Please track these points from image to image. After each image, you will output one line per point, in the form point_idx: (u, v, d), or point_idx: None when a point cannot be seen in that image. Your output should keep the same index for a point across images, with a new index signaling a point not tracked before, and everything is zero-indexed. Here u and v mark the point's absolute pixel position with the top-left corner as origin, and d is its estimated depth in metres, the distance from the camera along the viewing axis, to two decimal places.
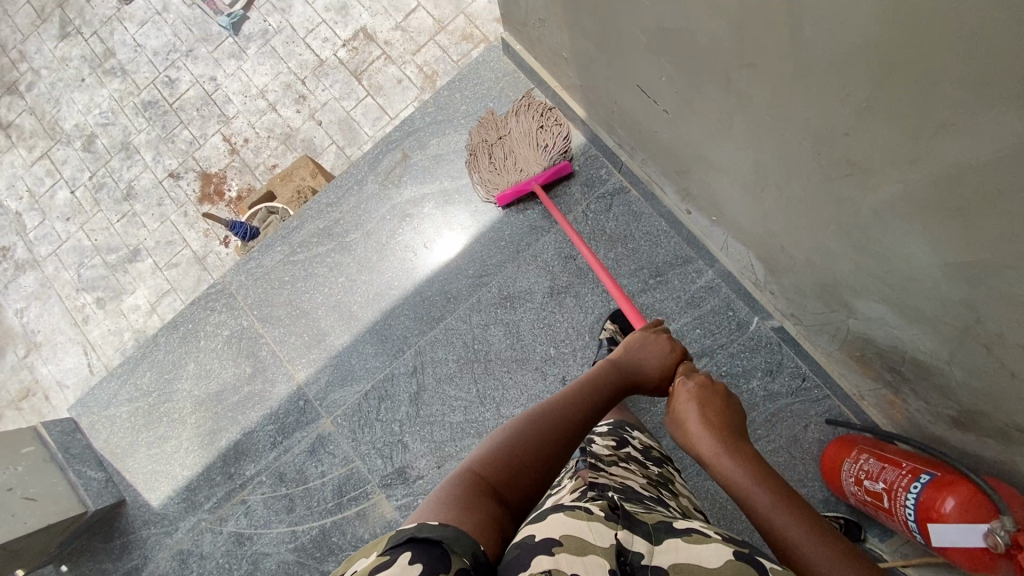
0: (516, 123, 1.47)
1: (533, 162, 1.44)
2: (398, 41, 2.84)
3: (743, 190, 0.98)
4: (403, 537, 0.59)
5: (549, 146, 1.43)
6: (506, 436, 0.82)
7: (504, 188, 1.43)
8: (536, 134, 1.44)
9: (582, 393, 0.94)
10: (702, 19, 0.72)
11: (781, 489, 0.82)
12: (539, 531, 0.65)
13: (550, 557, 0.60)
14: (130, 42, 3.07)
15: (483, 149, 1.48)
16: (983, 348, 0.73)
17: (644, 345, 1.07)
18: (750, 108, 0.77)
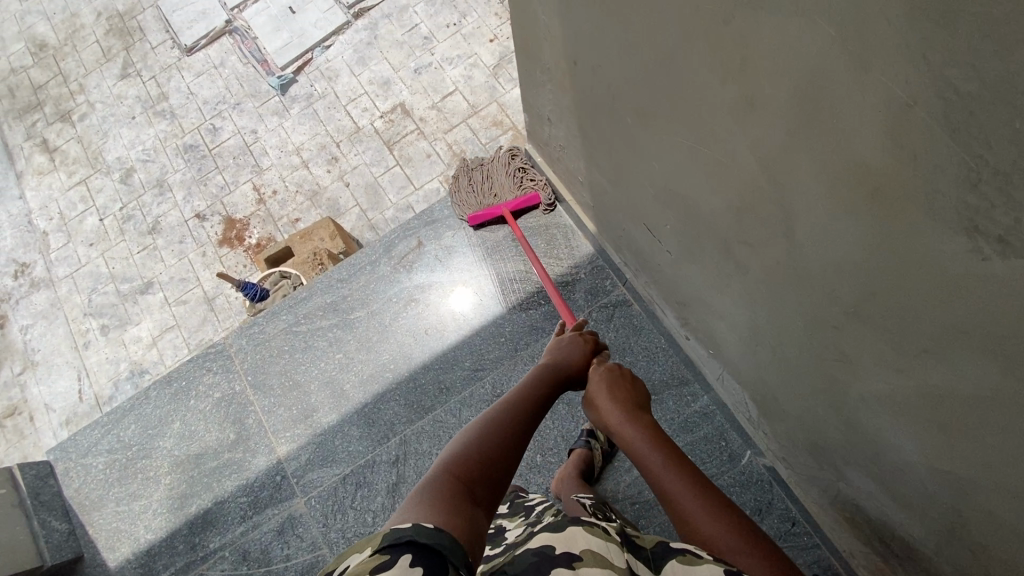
0: (494, 160, 1.66)
1: (507, 191, 1.61)
2: (433, 118, 3.01)
3: (739, 338, 0.99)
4: (405, 539, 0.61)
5: (522, 184, 1.60)
6: (480, 437, 0.82)
7: (476, 209, 1.59)
8: (510, 170, 1.63)
9: (534, 391, 0.94)
10: (704, 193, 0.76)
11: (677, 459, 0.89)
12: (556, 542, 0.71)
13: (573, 570, 0.67)
14: (184, 89, 3.29)
15: (462, 179, 1.65)
16: (971, 553, 0.71)
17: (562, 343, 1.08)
18: (747, 276, 0.80)
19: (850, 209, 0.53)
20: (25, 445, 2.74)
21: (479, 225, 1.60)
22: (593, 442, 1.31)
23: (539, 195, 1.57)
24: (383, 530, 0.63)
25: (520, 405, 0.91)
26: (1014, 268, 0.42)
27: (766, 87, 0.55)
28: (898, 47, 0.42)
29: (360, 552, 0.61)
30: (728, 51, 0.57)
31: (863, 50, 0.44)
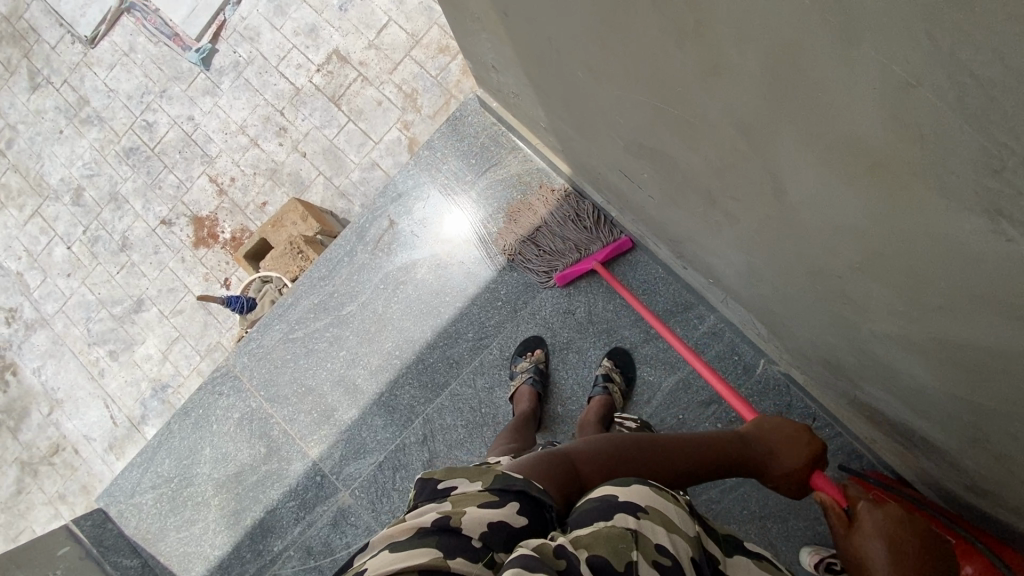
0: (556, 207, 1.43)
1: (587, 242, 1.40)
2: (374, 60, 2.75)
3: (737, 273, 0.95)
4: (517, 489, 0.63)
5: (601, 222, 1.39)
6: (612, 440, 0.81)
7: (564, 273, 1.39)
8: (579, 210, 1.41)
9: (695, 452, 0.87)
10: (680, 149, 0.69)
11: None
12: (619, 488, 0.65)
13: (635, 520, 0.61)
14: (101, 87, 3.01)
15: (528, 240, 1.42)
16: (994, 456, 0.72)
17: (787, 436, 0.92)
18: (738, 225, 0.74)
19: (849, 182, 0.46)
20: (80, 475, 2.86)
21: (568, 282, 1.41)
22: (610, 386, 1.30)
23: (629, 236, 1.38)
24: (497, 471, 0.65)
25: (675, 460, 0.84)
26: None
27: (735, 54, 0.47)
28: (889, 17, 0.33)
29: (475, 481, 0.64)
30: (682, 11, 0.49)
31: (845, 20, 0.36)
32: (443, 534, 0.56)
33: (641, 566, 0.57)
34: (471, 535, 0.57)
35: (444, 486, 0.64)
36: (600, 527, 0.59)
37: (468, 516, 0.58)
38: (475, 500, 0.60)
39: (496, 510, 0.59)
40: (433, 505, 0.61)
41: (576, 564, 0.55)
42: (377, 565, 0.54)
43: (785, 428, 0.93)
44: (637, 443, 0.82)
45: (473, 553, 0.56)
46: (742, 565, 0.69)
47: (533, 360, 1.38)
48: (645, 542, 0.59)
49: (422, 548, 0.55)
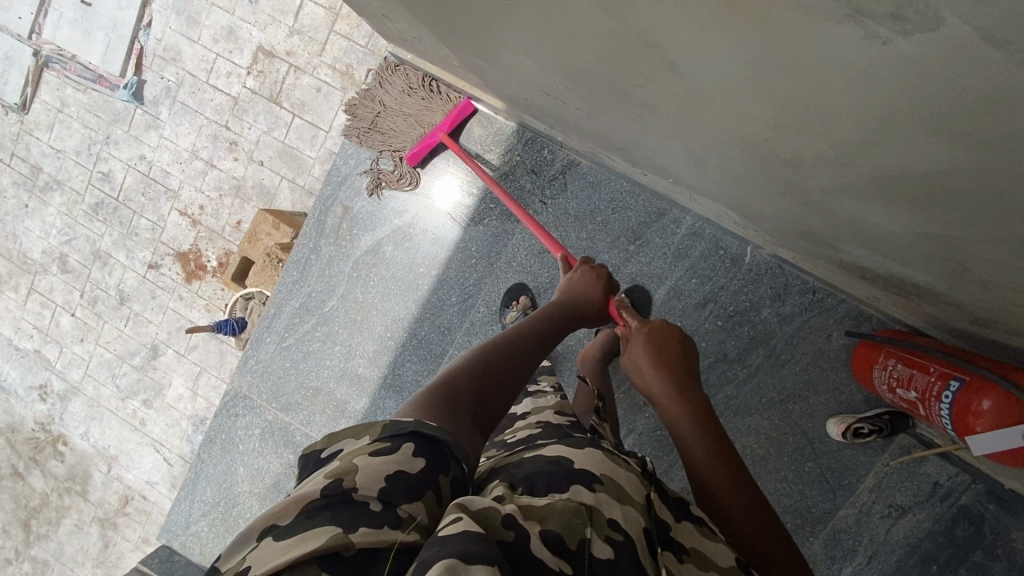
0: (388, 84, 1.42)
1: (426, 114, 1.41)
2: (301, 46, 2.62)
3: (687, 166, 0.89)
4: (407, 432, 0.61)
5: (434, 89, 1.40)
6: (476, 354, 0.83)
7: (413, 148, 1.41)
8: (410, 80, 1.41)
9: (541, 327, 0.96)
10: (571, 47, 0.64)
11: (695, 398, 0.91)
12: (578, 458, 0.67)
13: (590, 492, 0.62)
14: (49, 151, 2.97)
15: (370, 126, 1.44)
16: (980, 285, 0.67)
17: (594, 284, 1.09)
18: (658, 114, 0.68)
19: (719, 29, 0.43)
20: (155, 518, 3.00)
21: (422, 162, 1.44)
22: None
23: (469, 97, 1.38)
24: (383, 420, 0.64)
25: (529, 340, 0.91)
26: (924, 46, 0.33)
27: None
28: None
29: (359, 438, 0.62)
30: None
31: None
32: (337, 505, 0.54)
33: (593, 543, 0.57)
34: (369, 498, 0.55)
35: (327, 453, 0.63)
36: (555, 497, 0.61)
37: (359, 473, 0.57)
38: (365, 455, 0.59)
39: (388, 459, 0.58)
40: (318, 474, 0.59)
41: (527, 534, 0.54)
42: (264, 559, 0.51)
43: (591, 276, 1.11)
44: (495, 343, 0.87)
45: (377, 518, 0.54)
46: (692, 529, 0.70)
47: (521, 308, 1.35)
48: (599, 518, 0.60)
49: (315, 526, 0.53)
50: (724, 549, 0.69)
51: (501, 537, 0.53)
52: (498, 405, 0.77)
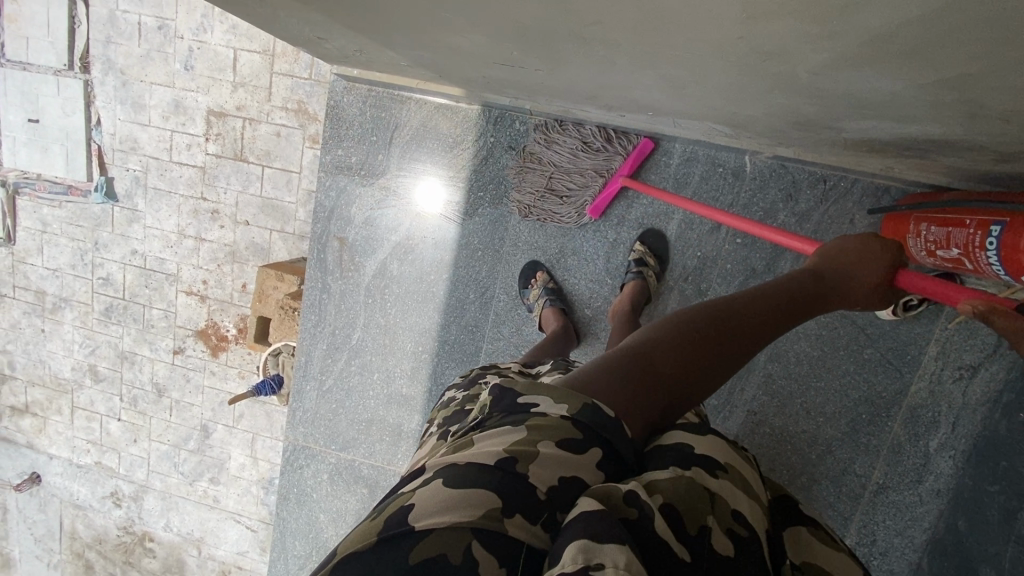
0: (558, 144, 1.29)
1: (605, 164, 1.29)
2: (248, 97, 2.59)
3: (665, 93, 0.86)
4: (604, 434, 0.62)
5: (611, 137, 1.27)
6: (682, 316, 0.78)
7: (593, 201, 1.32)
8: (584, 135, 1.28)
9: (786, 298, 0.83)
10: (515, 6, 0.61)
11: None
12: (699, 443, 0.66)
13: (714, 480, 0.61)
14: (46, 273, 3.00)
15: (545, 191, 1.33)
16: (1001, 120, 0.64)
17: (867, 251, 0.86)
18: (622, 47, 0.65)
19: None
20: None
21: (604, 211, 1.34)
22: (644, 270, 1.27)
23: (648, 137, 1.27)
24: (581, 395, 0.65)
25: (767, 315, 0.80)
26: None
27: None
28: None
29: (560, 403, 0.64)
30: None
31: None
32: (502, 480, 0.55)
33: (712, 532, 0.55)
34: (538, 487, 0.55)
35: (524, 400, 0.66)
36: (673, 472, 0.61)
37: (540, 458, 0.57)
38: (553, 441, 0.59)
39: (573, 459, 0.59)
40: (510, 427, 0.62)
41: (649, 512, 0.54)
42: (424, 508, 0.52)
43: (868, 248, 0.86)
44: (716, 311, 0.78)
45: (529, 513, 0.53)
46: (803, 536, 0.65)
47: (540, 284, 1.34)
48: (721, 508, 0.58)
49: (476, 492, 0.53)
50: (849, 563, 0.62)
51: (624, 515, 0.53)
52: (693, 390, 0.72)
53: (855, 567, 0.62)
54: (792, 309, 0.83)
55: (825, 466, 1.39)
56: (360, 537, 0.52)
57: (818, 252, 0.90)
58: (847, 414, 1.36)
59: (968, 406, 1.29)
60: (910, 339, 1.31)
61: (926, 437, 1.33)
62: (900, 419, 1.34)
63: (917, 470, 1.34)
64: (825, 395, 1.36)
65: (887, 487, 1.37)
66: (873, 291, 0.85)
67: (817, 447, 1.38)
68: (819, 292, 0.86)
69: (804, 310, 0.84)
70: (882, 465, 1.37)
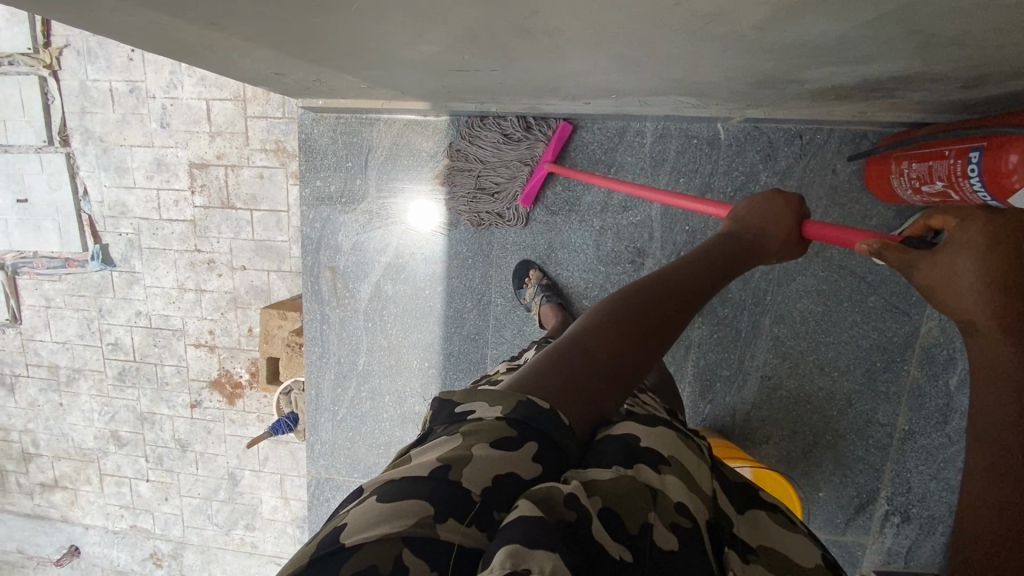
0: (480, 139, 1.29)
1: (529, 152, 1.29)
2: (227, 145, 2.62)
3: (622, 72, 0.86)
4: (539, 425, 0.60)
5: (530, 125, 1.27)
6: (610, 301, 0.77)
7: (523, 190, 1.32)
8: (504, 128, 1.28)
9: (704, 270, 0.85)
10: (455, 10, 0.61)
11: None
12: (646, 435, 0.65)
13: (657, 475, 0.60)
14: (56, 347, 3.03)
15: (476, 189, 1.34)
16: (956, 45, 0.64)
17: (769, 208, 0.93)
18: (567, 32, 0.65)
19: None
20: None
21: (535, 199, 1.36)
22: None
23: (566, 119, 1.27)
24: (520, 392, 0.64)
25: (691, 288, 0.81)
26: None
27: None
28: None
29: (494, 405, 0.62)
30: None
31: None
32: (436, 487, 0.53)
33: (655, 529, 0.54)
34: (471, 488, 0.53)
35: (462, 408, 0.64)
36: (618, 471, 0.59)
37: (475, 459, 0.56)
38: (486, 441, 0.58)
39: (509, 454, 0.57)
40: (446, 436, 0.60)
41: (589, 515, 0.52)
42: (356, 525, 0.49)
43: (773, 204, 0.93)
44: (640, 291, 0.79)
45: (467, 516, 0.51)
46: (763, 521, 0.66)
47: (535, 283, 1.35)
48: (663, 503, 0.57)
49: (410, 503, 0.51)
50: (806, 545, 0.64)
51: (562, 517, 0.51)
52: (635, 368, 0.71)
53: (812, 550, 0.64)
54: (713, 277, 0.84)
55: (848, 420, 1.37)
56: (290, 564, 0.49)
57: (730, 216, 0.96)
58: (861, 365, 1.34)
59: None
60: None
61: (945, 375, 1.32)
62: (916, 361, 1.32)
63: (942, 411, 1.33)
64: (836, 349, 1.34)
65: (915, 432, 1.36)
66: (782, 244, 0.92)
67: (837, 402, 1.37)
68: (737, 253, 0.89)
69: (724, 277, 0.86)
70: (906, 412, 1.35)
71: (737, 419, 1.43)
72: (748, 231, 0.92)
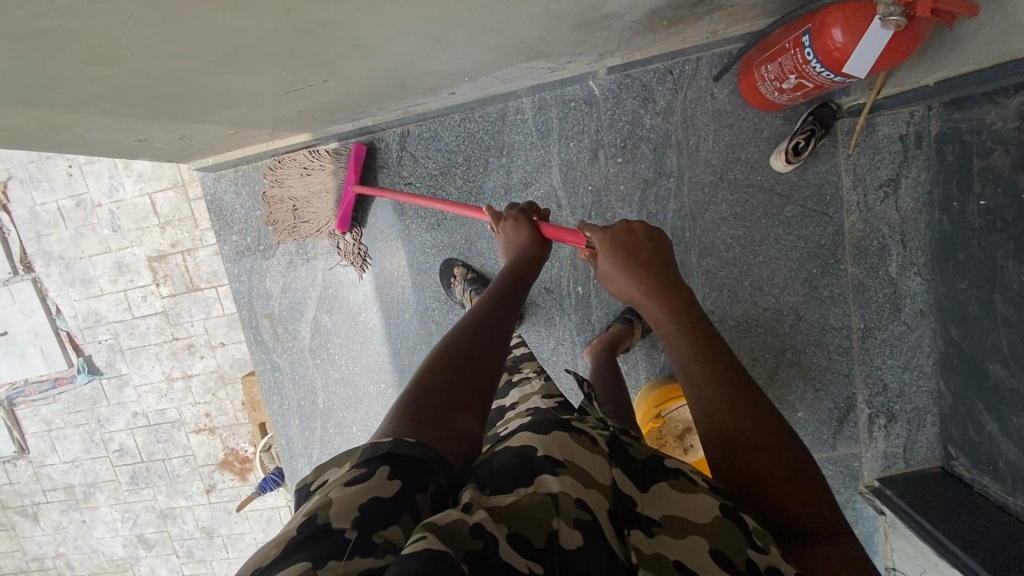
0: (286, 178, 1.36)
1: (334, 179, 1.35)
2: (179, 232, 2.69)
3: (441, 51, 0.88)
4: (384, 452, 0.57)
5: (325, 155, 1.33)
6: (439, 345, 0.79)
7: (336, 214, 1.36)
8: (301, 162, 1.34)
9: (507, 292, 0.93)
10: (221, 27, 0.63)
11: (685, 318, 0.85)
12: (543, 446, 0.64)
13: (555, 478, 0.58)
14: (67, 466, 3.07)
15: (295, 222, 1.39)
16: None
17: (520, 236, 1.04)
18: (339, 19, 0.68)
19: None
20: None
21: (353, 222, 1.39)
22: (636, 320, 1.34)
23: (359, 141, 1.32)
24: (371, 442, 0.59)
25: (502, 310, 0.89)
26: None
27: None
28: None
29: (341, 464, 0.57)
30: None
31: None
32: (307, 544, 0.47)
33: (561, 534, 0.53)
34: (343, 527, 0.49)
35: (314, 486, 0.57)
36: (521, 492, 0.57)
37: (335, 504, 0.51)
38: (342, 485, 0.54)
39: (367, 485, 0.53)
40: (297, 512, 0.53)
41: (495, 539, 0.49)
42: None
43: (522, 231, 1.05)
44: (460, 327, 0.83)
45: (349, 549, 0.47)
46: (665, 493, 0.64)
47: (461, 279, 1.34)
48: (565, 506, 0.55)
49: (285, 567, 0.45)
50: (707, 503, 0.63)
51: (469, 548, 0.47)
52: (481, 387, 0.73)
53: (712, 504, 0.63)
54: (514, 295, 0.93)
55: (802, 333, 1.36)
56: None
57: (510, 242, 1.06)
58: (798, 277, 1.33)
59: (907, 219, 1.27)
60: (822, 179, 1.28)
61: (883, 264, 1.30)
62: (851, 259, 1.31)
63: (891, 299, 1.31)
64: (769, 267, 1.33)
65: (872, 328, 1.33)
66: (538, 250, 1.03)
67: (786, 318, 1.35)
68: (521, 272, 0.98)
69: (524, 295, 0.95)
70: (857, 309, 1.33)
71: None
72: (517, 256, 1.03)
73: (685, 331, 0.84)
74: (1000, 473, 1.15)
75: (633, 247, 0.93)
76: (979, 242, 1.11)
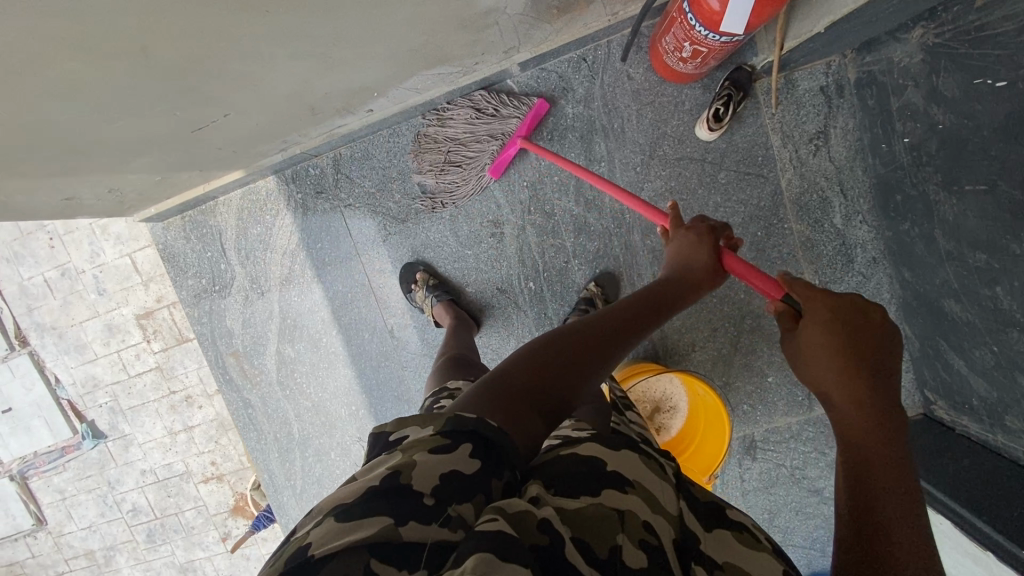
0: (451, 117, 1.28)
1: (505, 122, 1.27)
2: (162, 287, 2.73)
3: (331, 70, 0.91)
4: (471, 429, 0.53)
5: (506, 99, 1.26)
6: (543, 336, 0.72)
7: (491, 161, 1.30)
8: (475, 102, 1.26)
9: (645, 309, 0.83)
10: (89, 74, 0.66)
11: (879, 428, 0.68)
12: (614, 460, 0.62)
13: (624, 495, 0.56)
14: (84, 533, 3.10)
15: (445, 164, 1.31)
16: None
17: (691, 253, 0.93)
18: (201, 51, 0.70)
19: None
20: None
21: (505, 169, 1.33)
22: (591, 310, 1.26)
23: (542, 98, 1.26)
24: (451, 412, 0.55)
25: (622, 320, 0.79)
26: None
27: None
28: None
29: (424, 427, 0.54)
30: None
31: None
32: (384, 500, 0.47)
33: (625, 549, 0.50)
34: (421, 491, 0.48)
35: (394, 436, 0.56)
36: (584, 499, 0.54)
37: (418, 467, 0.49)
38: (426, 448, 0.51)
39: (450, 456, 0.51)
40: (383, 456, 0.53)
41: (561, 540, 0.47)
42: (324, 538, 0.44)
43: (690, 243, 0.94)
44: (574, 326, 0.74)
45: (425, 513, 0.47)
46: (726, 537, 0.59)
47: (423, 285, 1.36)
48: (631, 523, 0.52)
49: (370, 517, 0.45)
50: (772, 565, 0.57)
51: (534, 542, 0.46)
52: (567, 397, 0.64)
53: (774, 568, 0.57)
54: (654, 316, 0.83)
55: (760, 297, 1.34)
56: None
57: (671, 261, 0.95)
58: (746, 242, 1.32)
59: (843, 168, 1.26)
60: (751, 141, 1.28)
61: (828, 216, 1.29)
62: (794, 217, 1.30)
63: (842, 251, 1.29)
64: None
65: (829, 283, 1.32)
66: (707, 277, 0.90)
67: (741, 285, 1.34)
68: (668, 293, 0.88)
69: (659, 313, 0.85)
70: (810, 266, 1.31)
71: (661, 341, 1.40)
72: (675, 272, 0.92)
73: (876, 443, 0.66)
74: (976, 410, 1.12)
75: (854, 326, 0.74)
76: (912, 179, 1.10)
